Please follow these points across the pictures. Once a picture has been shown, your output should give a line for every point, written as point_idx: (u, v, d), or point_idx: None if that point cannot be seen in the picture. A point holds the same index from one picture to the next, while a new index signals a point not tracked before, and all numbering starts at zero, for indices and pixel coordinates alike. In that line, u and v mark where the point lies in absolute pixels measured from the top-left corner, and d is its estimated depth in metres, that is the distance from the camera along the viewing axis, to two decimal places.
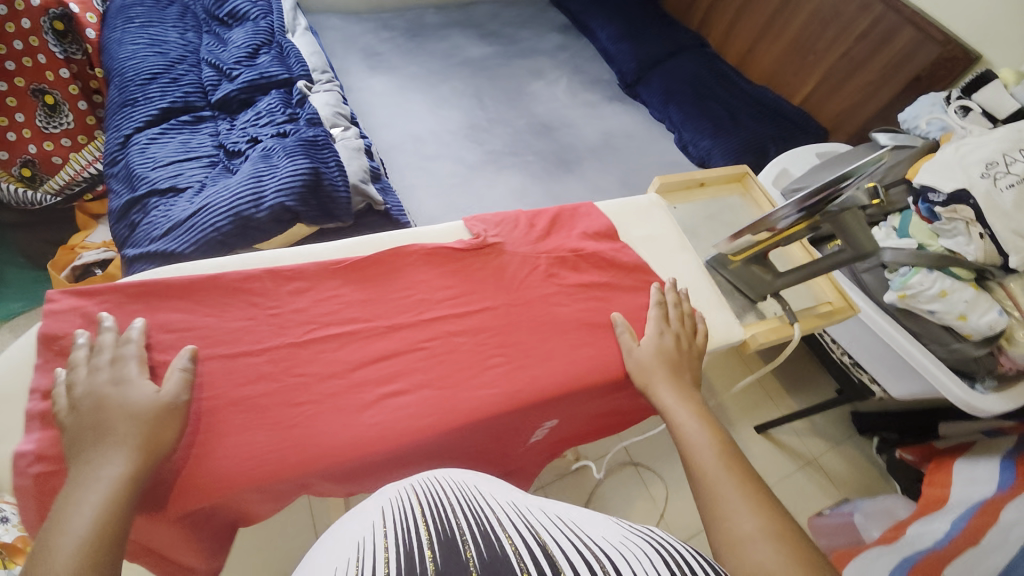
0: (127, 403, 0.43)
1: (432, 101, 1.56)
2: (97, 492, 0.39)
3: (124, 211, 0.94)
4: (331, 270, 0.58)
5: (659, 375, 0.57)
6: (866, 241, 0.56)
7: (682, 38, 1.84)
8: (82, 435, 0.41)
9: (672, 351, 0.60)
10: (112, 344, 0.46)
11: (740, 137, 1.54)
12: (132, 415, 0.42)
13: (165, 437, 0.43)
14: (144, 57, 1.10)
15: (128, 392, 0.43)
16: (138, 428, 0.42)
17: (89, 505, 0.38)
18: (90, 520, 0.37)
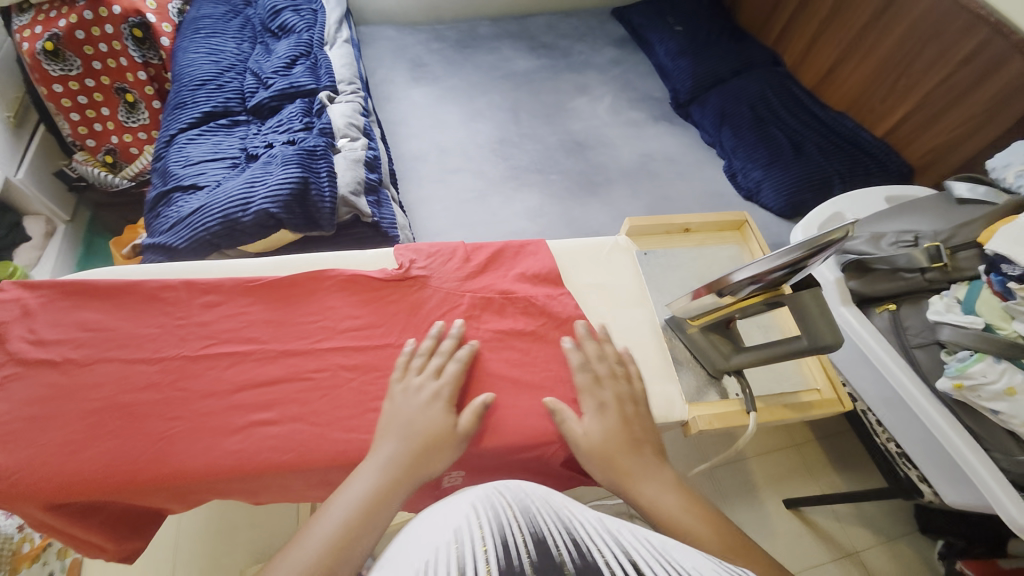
0: (430, 417, 0.50)
1: (465, 114, 1.47)
2: (359, 497, 0.45)
3: (156, 203, 1.05)
4: (247, 287, 0.59)
5: (611, 452, 0.50)
6: (828, 332, 0.47)
7: (756, 55, 1.57)
8: (391, 437, 0.49)
9: (619, 420, 0.52)
10: (441, 354, 0.56)
11: (801, 169, 1.27)
12: (421, 432, 0.49)
13: (441, 458, 0.49)
14: (200, 65, 1.22)
15: (419, 405, 0.51)
16: (425, 439, 0.49)
17: (349, 504, 0.44)
18: (342, 519, 0.43)
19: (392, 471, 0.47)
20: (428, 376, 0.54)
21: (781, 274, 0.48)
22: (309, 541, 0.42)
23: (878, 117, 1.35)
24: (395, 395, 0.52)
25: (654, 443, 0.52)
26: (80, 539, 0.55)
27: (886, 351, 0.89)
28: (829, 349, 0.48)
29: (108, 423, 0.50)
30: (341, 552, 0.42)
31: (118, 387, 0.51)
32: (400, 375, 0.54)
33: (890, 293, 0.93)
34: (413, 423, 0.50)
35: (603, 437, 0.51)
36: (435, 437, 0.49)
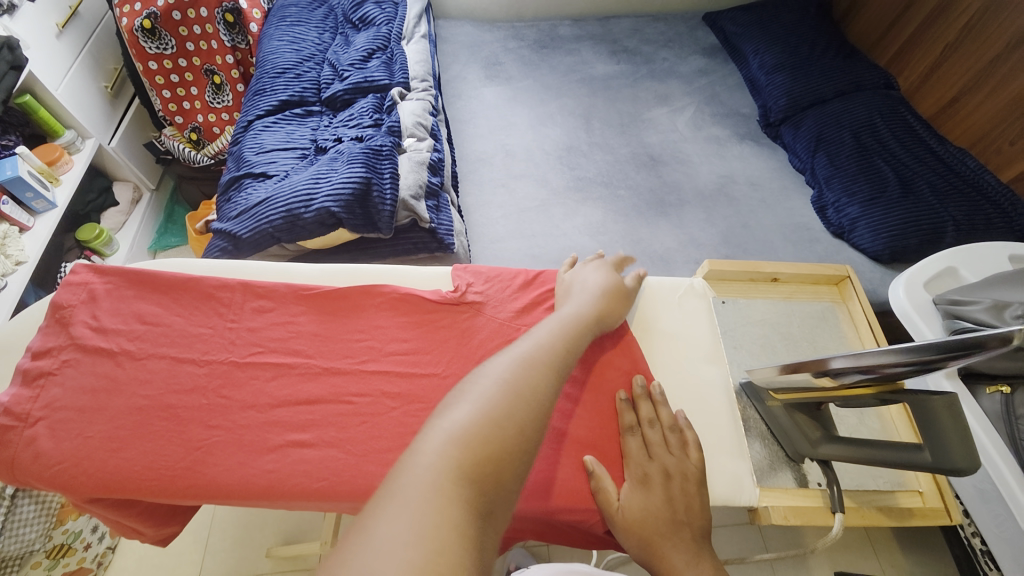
0: (604, 280, 0.58)
1: (536, 117, 1.42)
2: (562, 321, 0.50)
3: (229, 187, 1.09)
4: (299, 295, 0.58)
5: (650, 531, 0.46)
6: (961, 453, 0.40)
7: (868, 75, 1.41)
8: (565, 300, 0.57)
9: (661, 500, 0.47)
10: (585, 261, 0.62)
11: (906, 211, 1.12)
12: (607, 295, 0.56)
13: (620, 308, 0.56)
14: (282, 53, 1.25)
15: (585, 281, 0.58)
16: (608, 294, 0.57)
17: (556, 326, 0.49)
18: (551, 331, 0.48)
19: (591, 309, 0.53)
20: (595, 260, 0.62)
21: (903, 368, 0.41)
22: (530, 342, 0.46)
23: (1004, 160, 1.16)
24: (566, 284, 0.59)
25: (700, 528, 0.47)
26: (118, 524, 0.56)
27: (994, 442, 0.75)
28: (958, 474, 0.41)
29: (152, 423, 0.50)
30: (562, 346, 0.47)
31: (167, 386, 0.51)
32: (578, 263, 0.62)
33: (1009, 373, 0.79)
34: (589, 288, 0.57)
35: (640, 513, 0.47)
36: (615, 292, 0.57)
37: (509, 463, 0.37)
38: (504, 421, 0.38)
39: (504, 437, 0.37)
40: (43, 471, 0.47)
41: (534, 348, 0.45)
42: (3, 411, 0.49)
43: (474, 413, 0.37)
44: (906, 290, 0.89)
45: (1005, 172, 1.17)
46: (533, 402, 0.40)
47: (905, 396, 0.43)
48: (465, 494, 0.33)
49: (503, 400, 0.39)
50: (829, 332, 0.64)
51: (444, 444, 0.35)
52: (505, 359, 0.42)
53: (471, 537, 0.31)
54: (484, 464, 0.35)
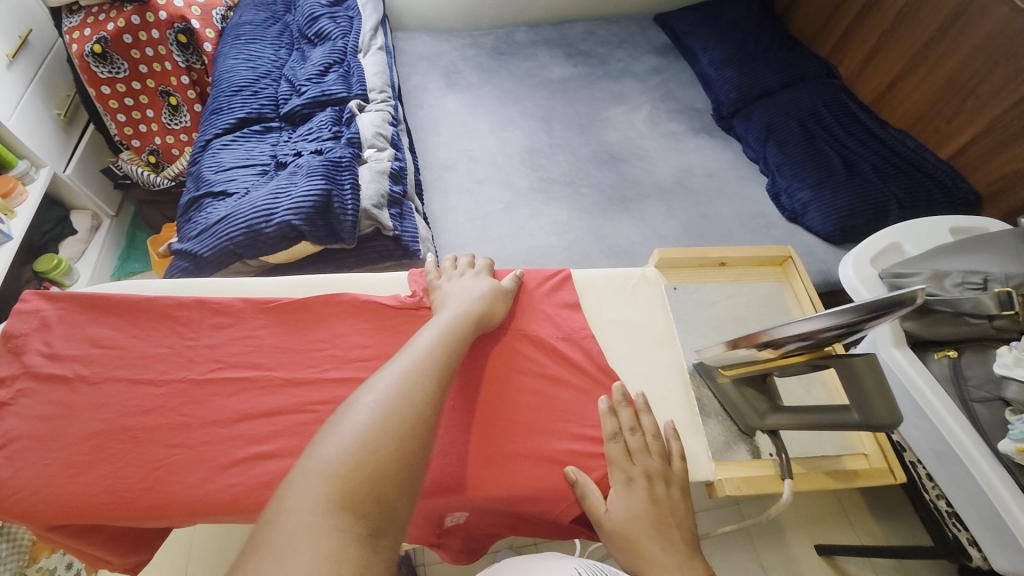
0: (481, 283, 0.59)
1: (497, 122, 1.45)
2: (435, 329, 0.50)
3: (189, 207, 1.08)
4: (259, 309, 0.58)
5: (631, 535, 0.47)
6: (885, 410, 0.44)
7: (810, 66, 1.47)
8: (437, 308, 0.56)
9: (643, 505, 0.48)
10: (458, 268, 0.62)
11: (851, 192, 1.18)
12: (483, 297, 0.56)
13: (499, 309, 0.57)
14: (238, 71, 1.24)
15: (462, 287, 0.58)
16: (487, 295, 0.57)
17: (431, 334, 0.49)
18: (429, 342, 0.48)
19: (468, 313, 0.54)
20: (467, 265, 0.62)
21: (834, 333, 0.44)
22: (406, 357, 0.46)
23: (942, 138, 1.23)
24: (439, 292, 0.58)
25: (684, 528, 0.48)
26: (83, 553, 0.55)
27: (943, 404, 0.79)
28: (885, 429, 0.45)
29: (110, 446, 0.49)
30: (440, 354, 0.47)
31: (124, 408, 0.51)
32: (447, 268, 0.61)
33: (952, 338, 0.84)
34: (468, 292, 0.57)
35: (623, 518, 0.48)
36: (495, 293, 0.58)
37: (391, 484, 0.37)
38: (377, 444, 0.38)
39: (380, 455, 0.38)
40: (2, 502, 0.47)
41: (409, 361, 0.45)
42: None
43: (343, 444, 0.37)
44: (854, 266, 0.93)
45: (943, 149, 1.23)
46: (411, 414, 0.41)
47: (834, 361, 0.46)
48: (343, 523, 0.34)
49: (378, 420, 0.39)
50: (776, 311, 0.67)
51: (315, 481, 0.35)
52: (381, 378, 0.43)
53: (355, 564, 0.32)
54: (362, 489, 0.36)
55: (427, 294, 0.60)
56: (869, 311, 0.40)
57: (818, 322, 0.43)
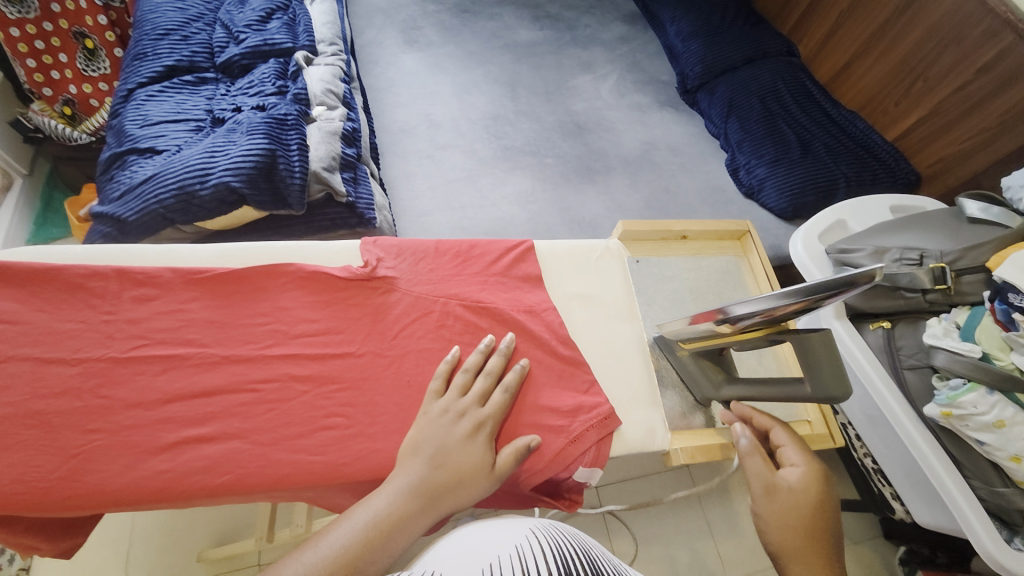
0: (465, 453, 0.46)
1: (460, 85, 1.37)
2: (395, 488, 0.44)
3: (110, 165, 0.97)
4: (190, 279, 0.52)
5: (795, 524, 0.44)
6: (835, 383, 0.46)
7: (773, 43, 1.48)
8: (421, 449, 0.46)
9: (815, 504, 0.44)
10: (471, 373, 0.51)
11: (805, 170, 1.21)
12: (463, 460, 0.46)
13: (470, 494, 0.45)
14: (164, 12, 1.10)
15: (458, 428, 0.47)
16: (455, 474, 0.45)
17: (388, 492, 0.44)
18: (378, 509, 0.42)
19: (437, 475, 0.44)
20: (471, 402, 0.49)
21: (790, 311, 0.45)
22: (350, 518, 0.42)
23: (889, 120, 1.28)
24: (432, 416, 0.48)
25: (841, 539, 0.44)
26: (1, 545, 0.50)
27: (877, 373, 0.85)
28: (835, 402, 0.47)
29: (16, 433, 0.44)
30: (379, 536, 0.41)
31: (32, 391, 0.45)
32: (459, 375, 0.51)
33: (888, 310, 0.88)
34: (453, 451, 0.46)
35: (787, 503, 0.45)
36: (469, 474, 0.45)
37: None
38: None
39: None
40: None
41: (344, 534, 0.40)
42: None
43: None
44: (804, 243, 0.97)
45: (889, 131, 1.29)
46: None
47: (791, 336, 0.47)
48: None
49: None
50: (733, 285, 0.68)
51: None
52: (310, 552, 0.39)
53: None
54: None
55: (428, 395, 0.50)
56: (821, 288, 0.40)
57: (772, 299, 0.43)
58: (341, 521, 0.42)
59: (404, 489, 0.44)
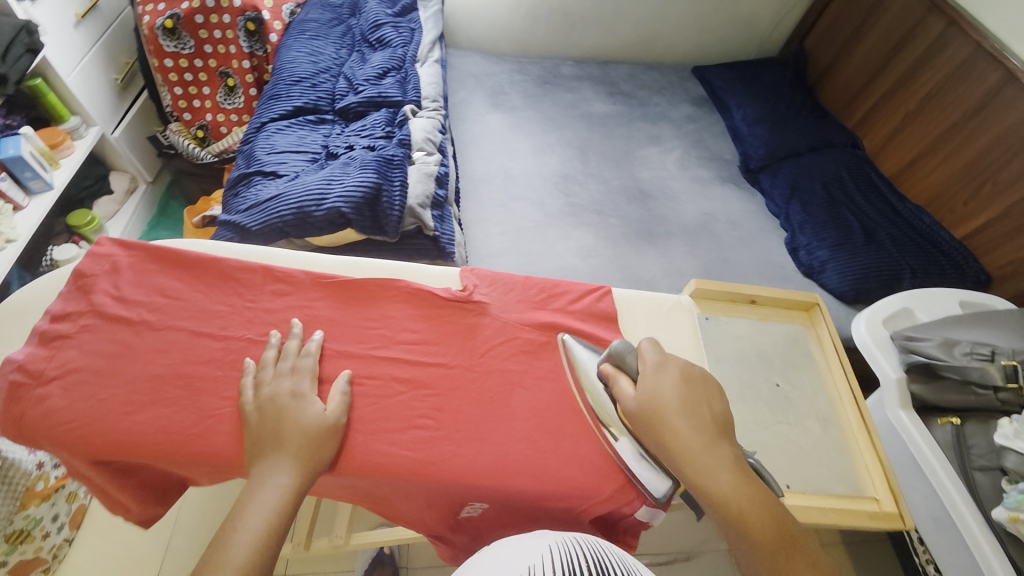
0: (304, 415, 0.49)
1: (536, 145, 1.51)
2: (273, 480, 0.45)
3: (237, 182, 1.12)
4: (318, 282, 0.61)
5: (662, 415, 0.49)
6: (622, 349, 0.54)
7: (836, 136, 1.55)
8: (263, 439, 0.47)
9: (677, 385, 0.50)
10: (292, 353, 0.54)
11: (868, 257, 1.24)
12: (303, 431, 0.48)
13: (322, 455, 0.48)
14: (301, 64, 1.31)
15: (304, 407, 0.49)
16: (306, 439, 0.47)
17: (270, 485, 0.45)
18: (272, 501, 0.44)
19: (292, 455, 0.46)
20: (285, 376, 0.52)
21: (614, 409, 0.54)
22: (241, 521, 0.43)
23: (957, 219, 1.29)
24: (258, 407, 0.49)
25: (717, 417, 0.50)
26: (107, 495, 0.56)
27: (943, 468, 0.82)
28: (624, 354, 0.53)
29: (166, 390, 0.51)
30: (280, 520, 0.44)
31: (184, 357, 0.54)
32: (278, 356, 0.53)
33: (958, 406, 0.86)
34: (291, 427, 0.48)
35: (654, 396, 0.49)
36: (315, 433, 0.48)
37: None
38: None
39: None
40: (59, 429, 0.48)
41: (253, 530, 0.42)
42: (16, 367, 0.50)
43: None
44: (867, 326, 0.96)
45: (957, 229, 1.29)
46: None
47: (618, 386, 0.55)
48: None
49: None
50: (799, 353, 0.71)
51: None
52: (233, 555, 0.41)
53: None
54: None
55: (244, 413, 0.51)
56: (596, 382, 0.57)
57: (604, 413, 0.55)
58: (248, 511, 0.43)
59: (275, 476, 0.45)
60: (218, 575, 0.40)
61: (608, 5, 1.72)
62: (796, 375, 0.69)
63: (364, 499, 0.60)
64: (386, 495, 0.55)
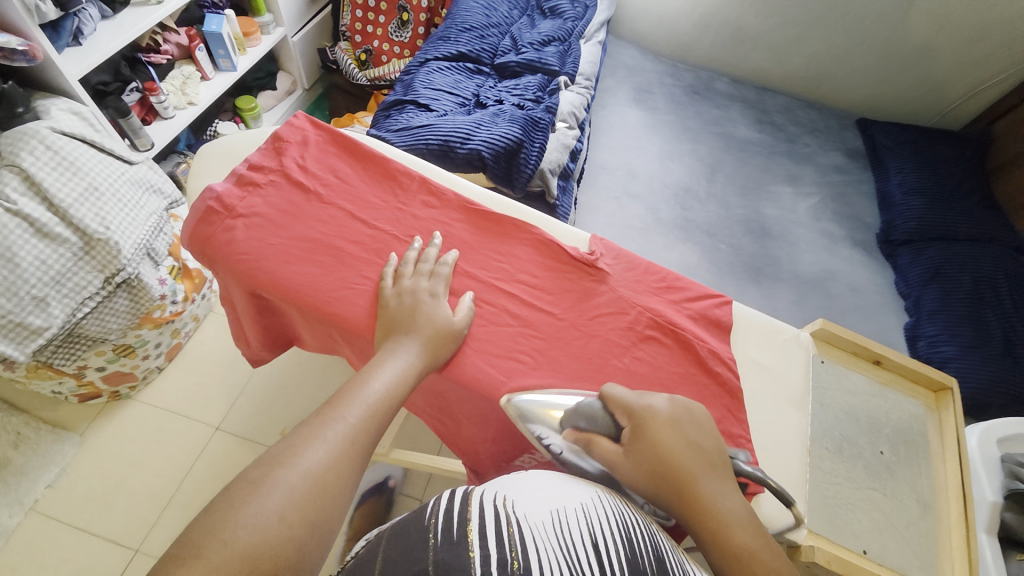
0: (436, 314, 0.54)
1: (667, 151, 1.48)
2: (399, 357, 0.49)
3: (391, 106, 1.21)
4: (464, 206, 0.65)
5: (660, 465, 0.44)
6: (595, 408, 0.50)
7: (1004, 233, 1.38)
8: (398, 319, 0.53)
9: (670, 431, 0.46)
10: (429, 260, 0.58)
11: (999, 372, 1.13)
12: (435, 325, 0.53)
13: (443, 352, 0.53)
14: (475, 14, 1.38)
15: (437, 307, 0.54)
16: (436, 334, 0.52)
17: (400, 359, 0.49)
18: (397, 373, 0.48)
19: (420, 343, 0.51)
20: (425, 275, 0.57)
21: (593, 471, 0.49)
22: (368, 379, 0.47)
23: None
24: (395, 292, 0.55)
25: (716, 457, 0.46)
26: (241, 323, 0.65)
27: None
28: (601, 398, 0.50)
29: (321, 255, 0.58)
30: (401, 392, 0.48)
31: (341, 233, 0.60)
32: (419, 259, 0.58)
33: None
34: (424, 319, 0.53)
35: (648, 444, 0.45)
36: (442, 332, 0.53)
37: (335, 494, 0.38)
38: (334, 466, 0.39)
39: (342, 469, 0.40)
40: (237, 257, 0.56)
41: (379, 390, 0.46)
42: (217, 197, 0.58)
43: (331, 448, 0.40)
44: (980, 441, 0.88)
45: None
46: (357, 440, 0.42)
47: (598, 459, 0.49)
48: (307, 528, 0.36)
49: (345, 433, 0.42)
50: (919, 433, 0.66)
51: (298, 479, 0.37)
52: (359, 403, 0.44)
53: (313, 524, 0.36)
54: (326, 493, 0.38)
55: (376, 293, 0.56)
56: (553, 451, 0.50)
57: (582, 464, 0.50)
58: (377, 374, 0.47)
59: (401, 356, 0.50)
60: (344, 415, 0.43)
61: (788, 30, 1.62)
62: (906, 451, 0.65)
63: (438, 411, 0.65)
64: (469, 413, 0.60)
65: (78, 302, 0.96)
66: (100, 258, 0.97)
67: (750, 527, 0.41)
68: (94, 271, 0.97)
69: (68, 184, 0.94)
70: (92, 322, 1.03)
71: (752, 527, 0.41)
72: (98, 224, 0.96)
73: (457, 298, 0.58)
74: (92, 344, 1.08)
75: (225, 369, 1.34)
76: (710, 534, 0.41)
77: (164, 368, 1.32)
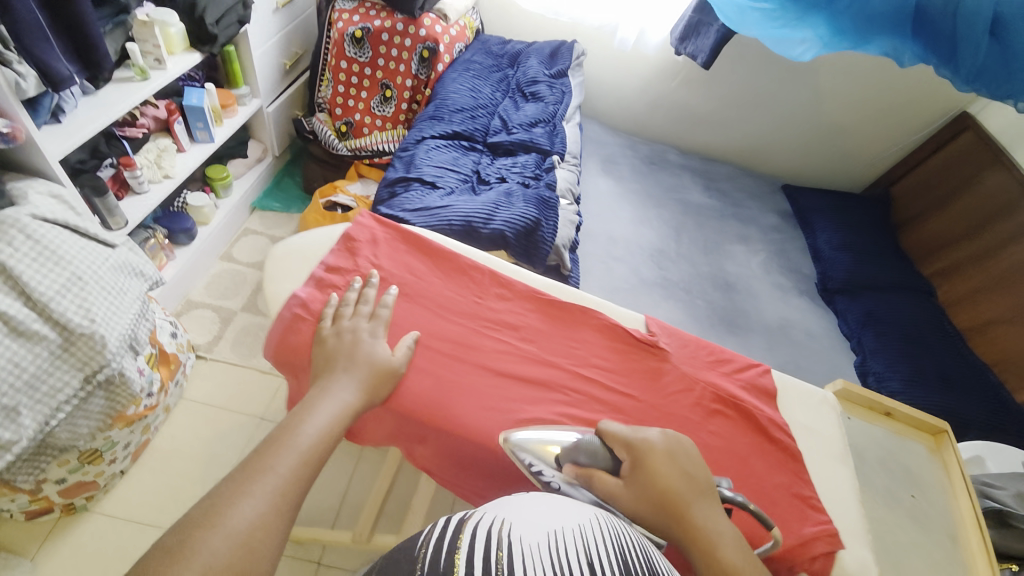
0: (375, 353, 0.56)
1: (638, 217, 1.63)
2: (334, 402, 0.50)
3: (394, 182, 1.24)
4: (534, 296, 0.69)
5: (660, 497, 0.47)
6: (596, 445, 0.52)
7: (914, 279, 1.66)
8: (333, 361, 0.54)
9: (666, 462, 0.50)
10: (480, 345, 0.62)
11: (936, 400, 1.34)
12: (369, 363, 0.55)
13: (380, 390, 0.54)
14: (463, 96, 1.47)
15: (376, 348, 0.57)
16: (374, 372, 0.55)
17: (334, 403, 0.50)
18: (329, 417, 0.49)
19: (359, 385, 0.53)
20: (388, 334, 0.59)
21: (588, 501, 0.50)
22: (295, 424, 0.47)
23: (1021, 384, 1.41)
24: None
25: (703, 483, 0.49)
26: None
27: None
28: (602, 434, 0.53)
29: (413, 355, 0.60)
30: (334, 433, 0.48)
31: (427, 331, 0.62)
32: None
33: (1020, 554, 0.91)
34: (363, 359, 0.55)
35: (649, 477, 0.48)
36: (382, 371, 0.55)
37: (264, 549, 0.37)
38: (264, 520, 0.39)
39: (273, 522, 0.39)
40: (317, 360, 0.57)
41: (312, 436, 0.47)
42: (302, 303, 0.61)
43: (262, 503, 0.40)
44: None
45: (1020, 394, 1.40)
46: (289, 491, 0.42)
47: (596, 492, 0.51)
48: None
49: (277, 483, 0.42)
50: (931, 473, 0.78)
51: (225, 539, 0.36)
52: (290, 451, 0.44)
53: None
54: (255, 551, 0.37)
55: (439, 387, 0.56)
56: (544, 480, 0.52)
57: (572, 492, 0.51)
58: (309, 417, 0.48)
59: (335, 399, 0.51)
60: (274, 464, 0.43)
61: (724, 113, 1.90)
62: (929, 494, 0.76)
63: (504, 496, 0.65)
64: None
65: (51, 408, 0.84)
66: (81, 355, 0.86)
67: (741, 551, 0.45)
68: (73, 370, 0.86)
69: (50, 275, 0.83)
70: (63, 430, 0.90)
71: (741, 548, 0.45)
72: (82, 317, 0.85)
73: (402, 338, 0.61)
74: (58, 454, 0.94)
75: (200, 465, 1.19)
76: (703, 556, 0.44)
77: (127, 471, 1.15)
